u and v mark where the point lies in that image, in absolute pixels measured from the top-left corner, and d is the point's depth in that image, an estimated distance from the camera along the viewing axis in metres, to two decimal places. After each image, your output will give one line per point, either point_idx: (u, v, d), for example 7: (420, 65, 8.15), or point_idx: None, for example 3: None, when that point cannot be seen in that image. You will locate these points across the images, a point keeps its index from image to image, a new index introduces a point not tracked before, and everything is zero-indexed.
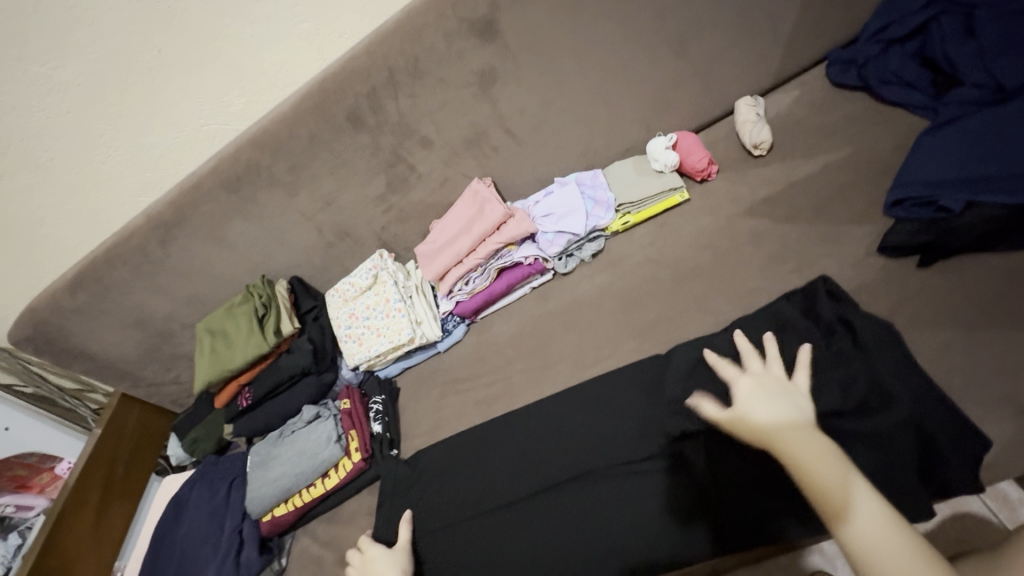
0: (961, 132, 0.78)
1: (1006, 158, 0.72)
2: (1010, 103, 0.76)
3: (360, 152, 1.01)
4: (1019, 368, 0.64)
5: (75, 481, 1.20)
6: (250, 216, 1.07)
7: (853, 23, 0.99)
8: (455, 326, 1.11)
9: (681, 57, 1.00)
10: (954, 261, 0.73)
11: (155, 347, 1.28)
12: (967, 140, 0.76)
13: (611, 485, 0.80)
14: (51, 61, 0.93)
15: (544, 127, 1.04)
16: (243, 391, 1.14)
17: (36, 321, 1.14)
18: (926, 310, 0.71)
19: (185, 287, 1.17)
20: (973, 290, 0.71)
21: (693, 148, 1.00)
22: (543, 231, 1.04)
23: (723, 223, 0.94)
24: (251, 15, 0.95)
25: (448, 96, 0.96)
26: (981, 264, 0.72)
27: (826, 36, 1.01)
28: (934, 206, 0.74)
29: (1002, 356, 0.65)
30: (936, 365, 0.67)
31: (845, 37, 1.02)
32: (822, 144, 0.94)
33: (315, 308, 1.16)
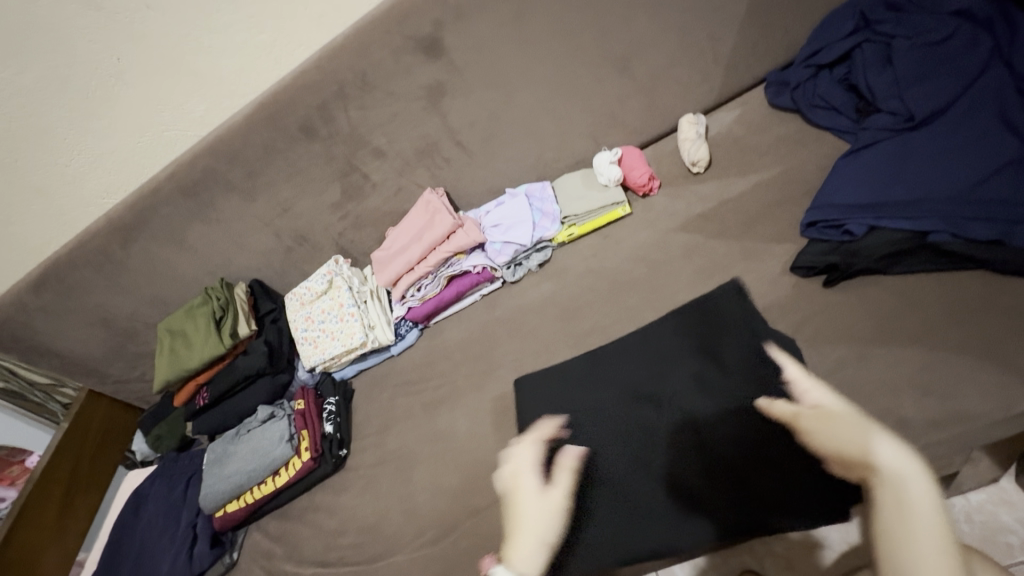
0: (872, 158, 0.83)
1: (908, 185, 0.77)
2: (917, 132, 0.81)
3: (314, 161, 1.04)
4: (905, 383, 0.69)
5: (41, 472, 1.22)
6: (209, 220, 1.10)
7: (791, 46, 1.03)
8: (408, 331, 1.14)
9: (625, 75, 1.03)
10: (860, 281, 0.78)
11: (120, 345, 1.31)
12: (877, 166, 0.81)
13: (583, 474, 0.78)
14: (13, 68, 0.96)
15: (494, 139, 1.07)
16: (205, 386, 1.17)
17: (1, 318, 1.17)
18: (829, 327, 0.75)
19: (148, 287, 1.21)
20: (873, 308, 0.75)
21: (636, 164, 1.04)
22: (491, 241, 1.08)
23: (659, 238, 0.98)
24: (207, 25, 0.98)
25: (398, 109, 1.00)
26: (883, 282, 0.76)
27: (765, 58, 1.05)
28: (842, 229, 0.79)
29: (890, 371, 0.70)
30: (833, 378, 0.72)
31: (784, 59, 1.06)
32: (755, 162, 0.98)
33: (274, 310, 1.20)
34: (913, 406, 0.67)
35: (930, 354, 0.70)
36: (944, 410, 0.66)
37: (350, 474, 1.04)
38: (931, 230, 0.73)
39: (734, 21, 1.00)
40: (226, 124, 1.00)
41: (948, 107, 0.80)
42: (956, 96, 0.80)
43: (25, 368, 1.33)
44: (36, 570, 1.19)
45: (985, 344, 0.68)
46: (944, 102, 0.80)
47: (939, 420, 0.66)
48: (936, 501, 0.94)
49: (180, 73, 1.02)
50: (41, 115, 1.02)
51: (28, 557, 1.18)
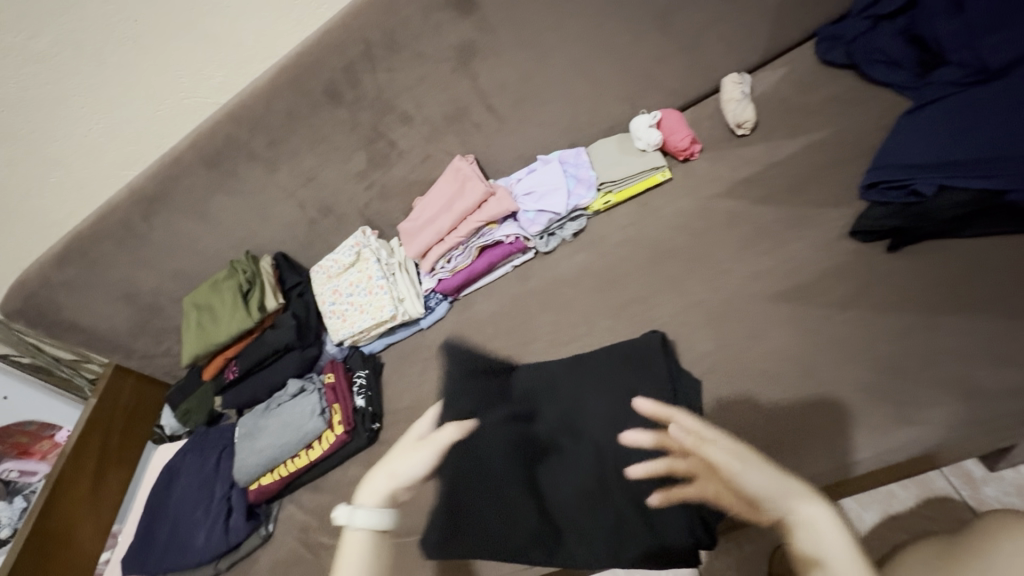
0: (941, 113, 0.78)
1: (981, 141, 0.72)
2: (991, 85, 0.76)
3: (339, 127, 1.00)
4: (978, 351, 0.65)
5: (72, 448, 1.23)
6: (232, 191, 1.07)
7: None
8: (438, 303, 1.12)
9: (666, 31, 0.97)
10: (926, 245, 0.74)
11: (145, 320, 1.30)
12: (946, 121, 0.76)
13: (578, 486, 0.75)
14: (29, 31, 0.92)
15: (526, 102, 1.02)
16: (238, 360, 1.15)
17: (26, 293, 1.16)
18: (891, 293, 0.72)
19: (170, 261, 1.18)
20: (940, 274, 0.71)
21: (676, 127, 0.99)
22: (524, 210, 1.04)
23: (702, 204, 0.94)
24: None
25: (426, 70, 0.95)
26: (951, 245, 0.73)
27: (815, 11, 0.99)
28: (907, 189, 0.74)
29: (960, 339, 0.67)
30: (895, 347, 0.69)
31: (836, 12, 0.99)
32: (806, 123, 0.92)
33: (300, 284, 1.17)
34: (986, 374, 0.64)
35: (998, 323, 0.67)
36: (1020, 379, 0.63)
37: (383, 448, 1.03)
38: (1008, 189, 0.68)
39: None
40: (248, 88, 0.96)
41: None
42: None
43: (52, 342, 1.33)
44: (73, 541, 1.21)
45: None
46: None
47: (1013, 389, 0.63)
48: (985, 474, 0.92)
49: (197, 35, 0.97)
50: (57, 81, 0.98)
51: (64, 529, 1.19)
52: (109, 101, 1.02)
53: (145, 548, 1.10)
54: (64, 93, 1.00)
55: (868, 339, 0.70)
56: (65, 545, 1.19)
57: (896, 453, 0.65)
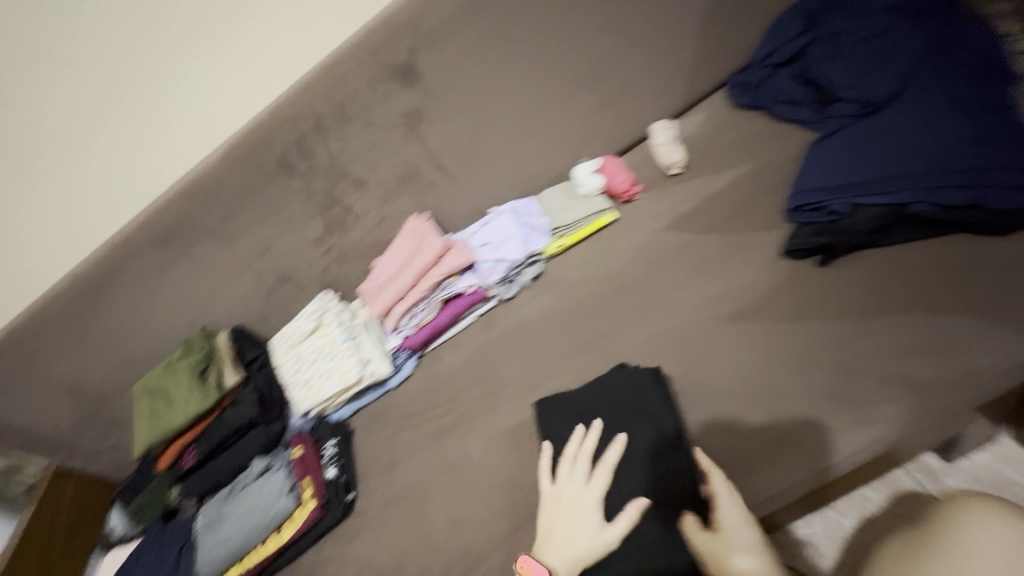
0: (842, 142, 0.87)
1: (879, 163, 0.82)
2: (877, 116, 0.87)
3: (292, 198, 1.02)
4: (912, 348, 0.72)
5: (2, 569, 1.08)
6: (182, 269, 1.05)
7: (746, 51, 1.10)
8: (405, 360, 1.11)
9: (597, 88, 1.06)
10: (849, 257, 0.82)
11: (90, 414, 1.21)
12: (848, 148, 0.86)
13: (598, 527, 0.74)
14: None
15: (474, 160, 1.08)
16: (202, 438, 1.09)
17: None
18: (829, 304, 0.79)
19: (118, 348, 1.13)
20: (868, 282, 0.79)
21: (617, 171, 1.07)
22: (483, 261, 1.07)
23: (649, 238, 1.00)
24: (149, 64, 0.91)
25: (377, 137, 0.99)
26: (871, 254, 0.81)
27: (724, 63, 1.11)
28: (827, 210, 0.82)
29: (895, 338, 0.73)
30: (844, 353, 0.74)
31: (741, 62, 1.12)
32: (729, 159, 1.02)
33: (260, 356, 1.13)
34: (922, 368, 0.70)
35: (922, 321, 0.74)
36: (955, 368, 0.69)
37: (359, 519, 0.99)
38: (908, 202, 0.78)
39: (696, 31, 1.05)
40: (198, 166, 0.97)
41: (902, 90, 0.86)
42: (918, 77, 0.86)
43: None
44: None
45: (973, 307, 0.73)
46: (898, 86, 0.87)
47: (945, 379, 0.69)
48: (944, 466, 0.96)
49: None
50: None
51: None
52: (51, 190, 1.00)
53: None
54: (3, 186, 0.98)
55: (818, 349, 0.75)
56: None
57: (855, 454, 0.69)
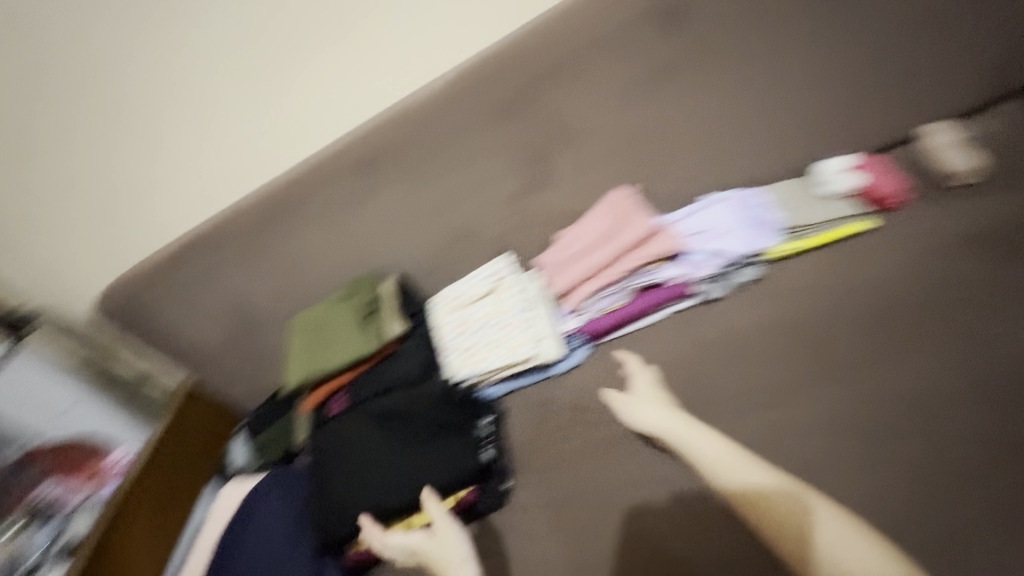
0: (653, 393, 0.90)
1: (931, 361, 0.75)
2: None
3: (505, 141, 0.96)
4: None
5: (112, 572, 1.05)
6: (376, 201, 1.00)
7: (878, 67, 0.93)
8: (578, 347, 0.98)
9: (924, 67, 0.93)
10: None
11: (233, 346, 1.13)
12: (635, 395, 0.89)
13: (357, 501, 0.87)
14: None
15: (700, 136, 0.96)
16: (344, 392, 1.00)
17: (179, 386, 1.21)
18: None
19: (280, 272, 1.06)
20: None
21: (876, 173, 0.91)
22: (694, 249, 0.93)
23: (921, 255, 0.84)
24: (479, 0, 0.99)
25: (603, 108, 0.95)
26: None
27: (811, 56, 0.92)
28: None
29: None
30: None
31: (837, 67, 0.93)
32: (942, 198, 0.89)
33: (420, 312, 1.06)
34: None
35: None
36: None
37: (533, 476, 0.88)
38: None
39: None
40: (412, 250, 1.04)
41: None
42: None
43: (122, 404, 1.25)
44: None
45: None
46: None
47: None
48: None
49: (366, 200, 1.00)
50: (234, 262, 1.05)
51: None
52: (269, 249, 1.03)
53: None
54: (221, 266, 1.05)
55: None
56: None
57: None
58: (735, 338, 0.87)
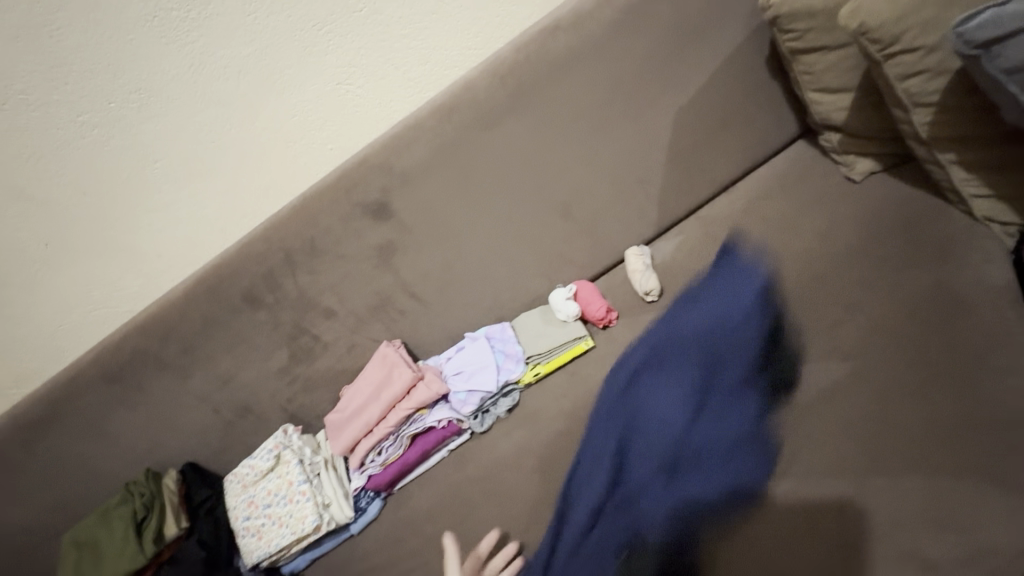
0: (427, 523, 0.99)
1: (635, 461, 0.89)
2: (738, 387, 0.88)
3: (260, 329, 0.99)
4: (925, 517, 0.72)
5: None
6: (137, 402, 0.99)
7: (587, 205, 1.07)
8: (369, 503, 1.03)
9: (623, 202, 1.09)
10: (856, 408, 0.82)
11: (9, 566, 1.07)
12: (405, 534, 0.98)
13: None
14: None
15: (448, 288, 1.07)
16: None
17: None
18: (824, 456, 0.80)
19: (49, 489, 1.01)
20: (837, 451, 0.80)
21: (592, 297, 1.07)
22: (454, 390, 1.03)
23: (629, 368, 0.99)
24: (209, 164, 0.93)
25: (350, 271, 0.98)
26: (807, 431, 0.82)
27: (531, 202, 1.04)
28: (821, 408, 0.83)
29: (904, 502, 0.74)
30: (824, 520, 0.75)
31: (554, 208, 1.05)
32: (647, 311, 1.07)
33: (211, 496, 1.05)
34: (931, 547, 0.70)
35: (876, 463, 0.78)
36: (957, 551, 0.69)
37: None
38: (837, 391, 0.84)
39: (764, 118, 1.10)
40: (193, 436, 1.05)
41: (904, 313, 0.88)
42: (926, 203, 0.97)
43: None
44: None
45: (923, 468, 0.75)
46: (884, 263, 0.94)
47: (961, 564, 0.68)
48: None
49: (126, 402, 0.98)
50: None
51: None
52: (25, 470, 0.98)
53: None
54: None
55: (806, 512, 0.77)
56: None
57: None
58: (494, 470, 0.99)
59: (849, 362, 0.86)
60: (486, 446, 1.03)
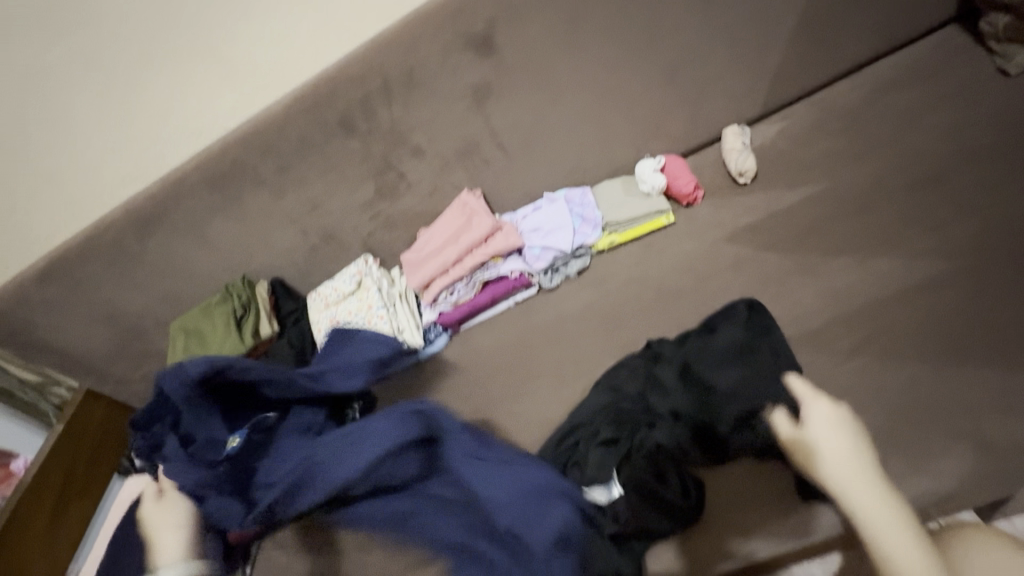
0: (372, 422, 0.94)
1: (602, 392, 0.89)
2: (818, 275, 0.88)
3: (351, 157, 1.00)
4: (998, 406, 0.72)
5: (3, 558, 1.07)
6: (235, 213, 1.04)
7: (698, 71, 1.00)
8: (438, 335, 1.11)
9: (735, 72, 1.01)
10: (949, 304, 0.80)
11: (125, 343, 1.24)
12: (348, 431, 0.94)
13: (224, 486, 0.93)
14: None
15: (537, 141, 1.04)
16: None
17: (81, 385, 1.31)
18: (906, 343, 0.79)
19: (160, 282, 1.13)
20: (923, 340, 0.78)
21: (680, 172, 1.04)
22: (530, 245, 1.07)
23: (709, 247, 0.99)
24: None
25: (441, 109, 0.96)
26: (893, 319, 0.81)
27: (639, 59, 0.97)
28: (911, 301, 0.81)
29: (983, 394, 0.73)
30: (897, 398, 0.75)
31: (661, 70, 0.99)
32: (737, 193, 1.03)
33: (297, 310, 1.16)
34: (996, 432, 0.71)
35: (958, 355, 0.76)
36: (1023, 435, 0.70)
37: None
38: (928, 287, 0.82)
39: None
40: (282, 254, 1.13)
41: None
42: None
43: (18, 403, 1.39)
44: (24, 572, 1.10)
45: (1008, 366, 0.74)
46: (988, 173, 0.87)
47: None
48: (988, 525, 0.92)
49: (223, 211, 1.04)
50: (106, 275, 1.10)
51: None
52: (135, 260, 1.08)
53: None
54: (94, 280, 1.10)
55: (875, 388, 0.76)
56: None
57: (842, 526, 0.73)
58: (561, 320, 1.05)
59: (947, 265, 0.83)
60: (554, 301, 1.08)
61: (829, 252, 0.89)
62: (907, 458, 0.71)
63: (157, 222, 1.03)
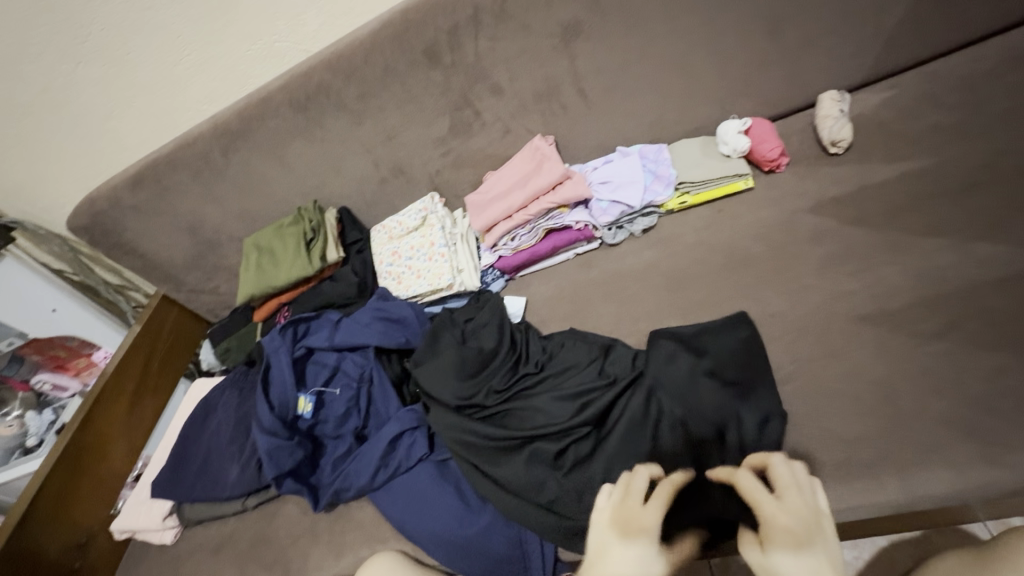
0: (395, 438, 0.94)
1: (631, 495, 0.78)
2: (905, 254, 0.84)
3: (431, 89, 1.00)
4: None
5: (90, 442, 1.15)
6: (313, 136, 1.07)
7: (802, 27, 0.93)
8: (494, 280, 1.13)
9: (843, 31, 0.94)
10: None
11: (202, 255, 1.32)
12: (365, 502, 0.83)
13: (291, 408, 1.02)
14: None
15: (620, 89, 1.01)
16: (296, 325, 1.09)
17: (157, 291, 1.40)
18: (994, 331, 0.74)
19: (238, 199, 1.19)
20: (1013, 331, 0.73)
21: (767, 135, 0.99)
22: (597, 198, 1.05)
23: (786, 215, 0.96)
24: None
25: (528, 46, 0.94)
26: (981, 307, 0.76)
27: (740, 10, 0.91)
28: (1006, 289, 0.76)
29: None
30: (977, 388, 0.71)
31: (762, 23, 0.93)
32: (824, 164, 0.98)
33: (360, 240, 1.20)
34: None
35: None
36: None
37: None
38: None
39: None
40: (354, 183, 1.16)
41: None
42: None
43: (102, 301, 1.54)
44: (105, 457, 1.17)
45: None
46: None
47: None
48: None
49: (304, 134, 1.07)
50: (191, 188, 1.16)
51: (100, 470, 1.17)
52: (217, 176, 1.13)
53: (172, 486, 1.11)
54: (179, 191, 1.16)
55: (951, 373, 0.73)
56: (97, 470, 1.15)
57: (893, 504, 0.70)
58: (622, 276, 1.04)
59: None
60: (616, 256, 1.07)
61: (921, 232, 0.85)
62: (979, 446, 0.68)
63: (241, 139, 1.07)
